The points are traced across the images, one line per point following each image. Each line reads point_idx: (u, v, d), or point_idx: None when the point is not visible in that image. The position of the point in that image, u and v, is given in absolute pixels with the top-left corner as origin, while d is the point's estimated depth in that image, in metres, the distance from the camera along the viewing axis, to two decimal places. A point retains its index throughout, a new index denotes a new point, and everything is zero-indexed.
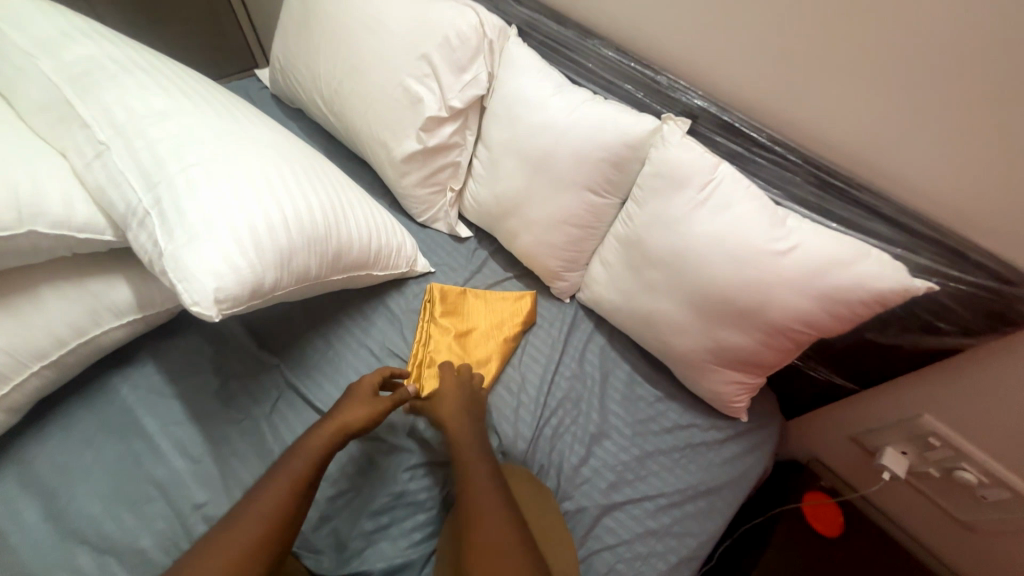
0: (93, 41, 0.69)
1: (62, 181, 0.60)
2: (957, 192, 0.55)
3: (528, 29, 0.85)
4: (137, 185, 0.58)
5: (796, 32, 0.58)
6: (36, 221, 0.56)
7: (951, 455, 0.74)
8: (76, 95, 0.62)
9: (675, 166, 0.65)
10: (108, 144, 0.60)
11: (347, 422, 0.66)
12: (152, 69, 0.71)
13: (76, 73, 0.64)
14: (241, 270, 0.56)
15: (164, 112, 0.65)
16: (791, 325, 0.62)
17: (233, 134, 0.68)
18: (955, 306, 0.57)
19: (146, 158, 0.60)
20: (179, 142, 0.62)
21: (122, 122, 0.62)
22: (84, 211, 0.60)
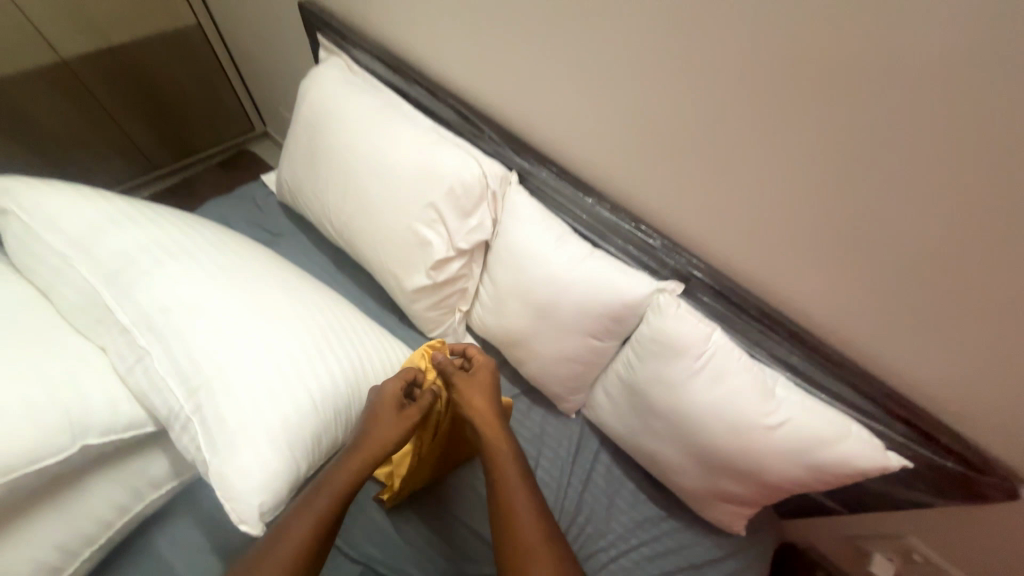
0: (123, 228, 0.73)
1: (105, 384, 0.65)
2: (923, 378, 0.61)
3: (527, 175, 0.90)
4: (179, 390, 0.63)
5: (776, 228, 0.64)
6: (86, 434, 0.61)
7: (931, 570, 0.80)
8: (114, 298, 0.67)
9: (671, 336, 0.71)
10: (148, 349, 0.65)
11: (381, 442, 0.66)
12: (179, 247, 0.76)
13: (111, 271, 0.69)
14: (280, 477, 0.62)
15: (196, 301, 0.70)
16: (782, 482, 0.68)
17: (259, 312, 0.72)
18: (928, 474, 0.64)
19: (184, 361, 0.65)
20: (212, 337, 0.67)
21: (159, 322, 0.67)
22: (128, 411, 0.65)
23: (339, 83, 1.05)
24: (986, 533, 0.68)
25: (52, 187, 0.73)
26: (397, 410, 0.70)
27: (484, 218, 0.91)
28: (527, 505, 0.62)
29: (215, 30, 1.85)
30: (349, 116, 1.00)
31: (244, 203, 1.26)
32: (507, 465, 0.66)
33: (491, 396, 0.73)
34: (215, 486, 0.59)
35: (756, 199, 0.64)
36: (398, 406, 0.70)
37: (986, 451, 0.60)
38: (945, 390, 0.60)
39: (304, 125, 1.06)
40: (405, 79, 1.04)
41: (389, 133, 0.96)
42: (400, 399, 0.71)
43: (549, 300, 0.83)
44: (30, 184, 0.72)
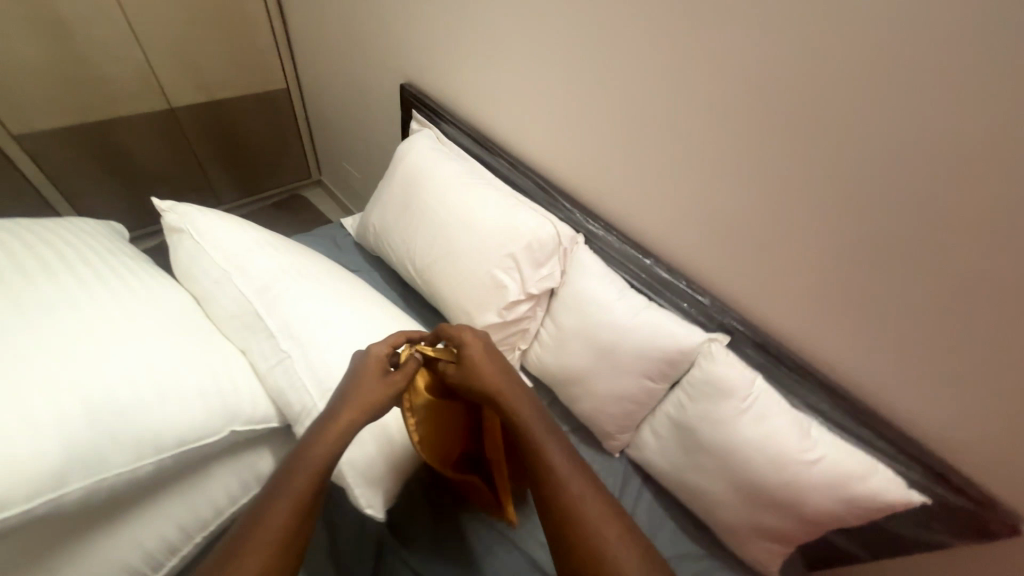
0: (268, 252, 0.88)
1: (249, 380, 0.76)
2: (936, 429, 0.74)
3: (592, 238, 1.08)
4: (314, 390, 0.75)
5: (809, 296, 0.80)
6: (233, 422, 0.71)
7: None
8: (263, 309, 0.80)
9: (721, 378, 0.84)
10: (289, 353, 0.77)
11: (363, 403, 0.70)
12: (309, 271, 0.90)
13: (260, 286, 0.82)
14: (377, 469, 0.78)
15: (325, 317, 0.82)
16: (818, 517, 0.78)
17: (375, 331, 0.85)
18: (944, 514, 0.74)
19: (318, 367, 0.76)
20: (341, 347, 0.79)
21: (298, 332, 0.79)
22: (264, 406, 0.75)
23: (433, 151, 1.26)
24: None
25: (218, 214, 0.89)
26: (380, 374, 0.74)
27: (554, 271, 1.07)
28: (560, 453, 0.71)
29: (300, 93, 2.13)
30: (441, 177, 1.20)
31: (325, 241, 1.43)
32: (531, 419, 0.74)
33: (501, 362, 0.79)
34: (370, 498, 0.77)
35: (795, 271, 0.80)
36: (384, 371, 0.74)
37: (996, 497, 0.71)
38: (954, 441, 0.73)
39: (398, 181, 1.26)
40: (489, 152, 1.25)
41: (476, 194, 1.15)
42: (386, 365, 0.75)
43: (610, 344, 0.96)
44: (200, 212, 0.89)
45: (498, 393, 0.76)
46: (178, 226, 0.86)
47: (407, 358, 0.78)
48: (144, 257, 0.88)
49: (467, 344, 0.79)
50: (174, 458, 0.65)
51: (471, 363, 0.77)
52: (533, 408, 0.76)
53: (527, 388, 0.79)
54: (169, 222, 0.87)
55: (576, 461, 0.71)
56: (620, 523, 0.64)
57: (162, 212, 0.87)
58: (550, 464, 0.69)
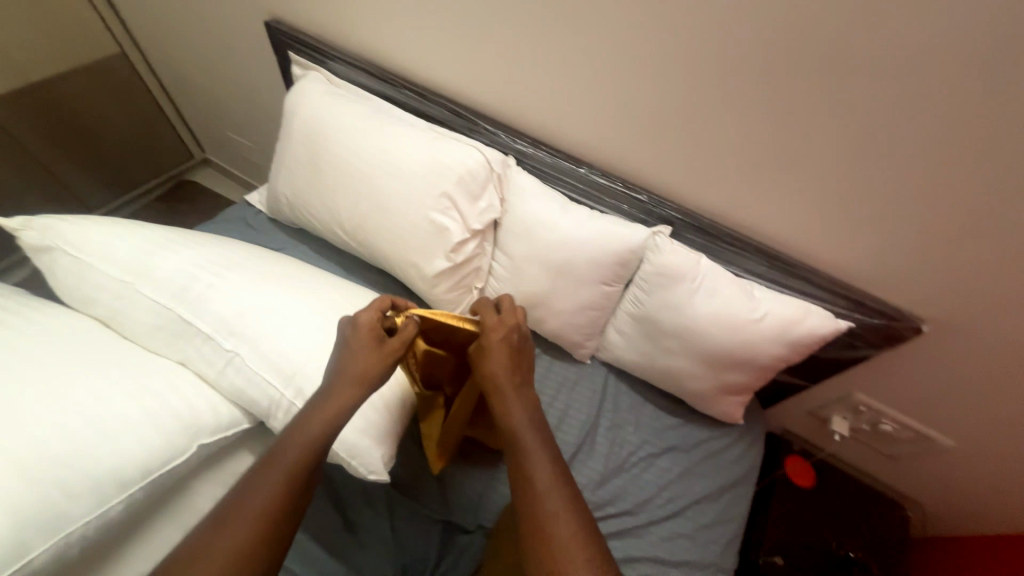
0: (171, 249, 0.77)
1: (200, 390, 0.70)
2: (852, 263, 0.84)
3: (523, 158, 1.03)
4: (278, 380, 0.70)
5: (737, 169, 0.84)
6: (200, 435, 0.66)
7: (874, 415, 1.07)
8: (189, 312, 0.71)
9: (671, 266, 0.89)
10: (236, 350, 0.70)
11: (361, 374, 0.68)
12: (228, 260, 0.80)
13: (177, 289, 0.73)
14: (373, 434, 0.75)
15: (264, 304, 0.75)
16: (770, 363, 0.89)
17: (324, 305, 0.79)
18: (866, 333, 0.87)
19: (275, 356, 0.71)
20: (292, 331, 0.74)
21: (239, 326, 0.72)
22: (227, 411, 0.70)
23: (327, 96, 1.11)
24: (907, 371, 0.94)
25: (91, 219, 0.75)
26: (374, 343, 0.70)
27: (493, 201, 1.03)
28: (543, 465, 0.66)
29: (142, 56, 1.76)
30: (345, 125, 1.07)
31: (234, 226, 1.27)
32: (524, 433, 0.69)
33: (509, 363, 0.75)
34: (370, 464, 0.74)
35: (721, 148, 0.83)
36: (377, 338, 0.71)
37: (901, 307, 0.84)
38: (866, 269, 0.84)
39: (297, 138, 1.11)
40: (391, 85, 1.12)
41: (389, 136, 1.05)
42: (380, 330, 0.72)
43: (566, 259, 0.97)
44: (68, 221, 0.74)
45: (495, 388, 0.73)
46: (45, 244, 0.72)
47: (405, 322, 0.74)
48: (15, 289, 0.73)
49: (489, 326, 0.78)
50: (146, 489, 0.61)
51: (483, 345, 0.76)
52: (529, 418, 0.71)
53: (529, 389, 0.75)
54: (31, 242, 0.72)
55: (556, 455, 0.68)
56: (580, 537, 0.58)
57: (17, 231, 0.72)
58: (528, 475, 0.65)
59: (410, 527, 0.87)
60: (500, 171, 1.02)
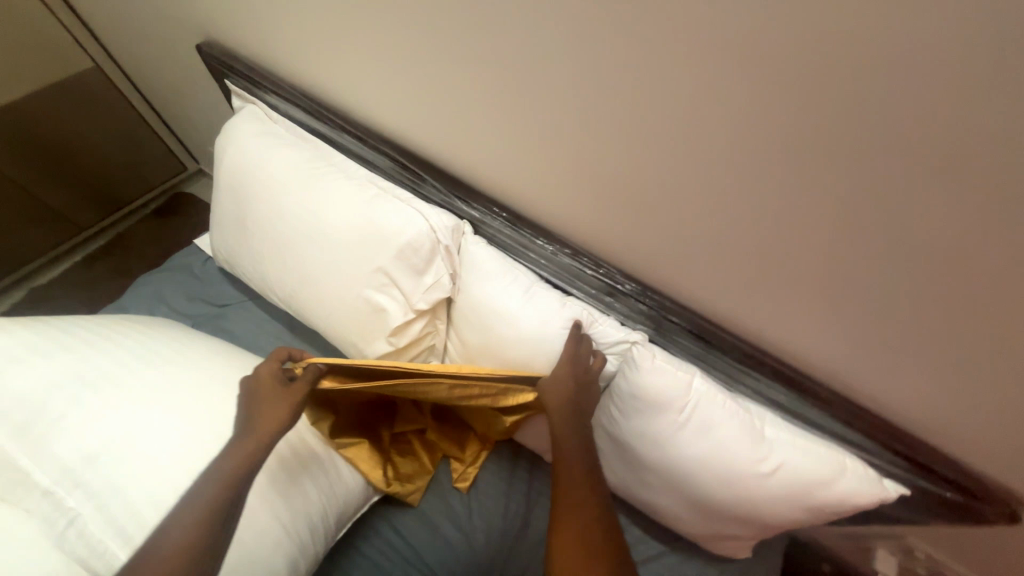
0: (26, 363, 0.65)
1: None
2: (916, 407, 0.59)
3: (480, 223, 0.82)
4: (123, 550, 0.57)
5: (749, 266, 0.60)
6: None
7: (933, 565, 0.81)
8: (27, 457, 0.59)
9: (651, 390, 0.67)
10: (79, 509, 0.58)
11: (275, 414, 0.64)
12: (99, 372, 0.67)
13: (22, 419, 0.61)
14: None
15: (125, 441, 0.62)
16: (786, 525, 0.66)
17: (200, 435, 0.65)
18: (928, 502, 0.61)
19: (122, 516, 0.58)
20: (150, 478, 0.60)
21: (88, 475, 0.60)
22: None
23: (260, 139, 0.94)
24: (992, 538, 0.68)
25: None
26: (285, 380, 0.67)
27: (440, 277, 0.82)
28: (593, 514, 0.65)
29: (120, 71, 1.66)
30: (275, 176, 0.91)
31: (181, 274, 1.15)
32: (571, 460, 0.69)
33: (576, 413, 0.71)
34: None
35: (727, 239, 0.59)
36: (281, 382, 0.66)
37: (984, 476, 0.59)
38: (937, 418, 0.58)
39: (228, 188, 0.96)
40: (330, 125, 0.93)
41: (323, 193, 0.87)
42: (282, 375, 0.68)
43: (525, 358, 0.77)
44: None
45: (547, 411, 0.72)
46: None
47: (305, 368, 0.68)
48: None
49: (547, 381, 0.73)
50: None
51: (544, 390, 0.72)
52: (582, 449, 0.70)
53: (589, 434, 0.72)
54: None
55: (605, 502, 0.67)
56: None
57: None
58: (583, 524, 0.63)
59: None
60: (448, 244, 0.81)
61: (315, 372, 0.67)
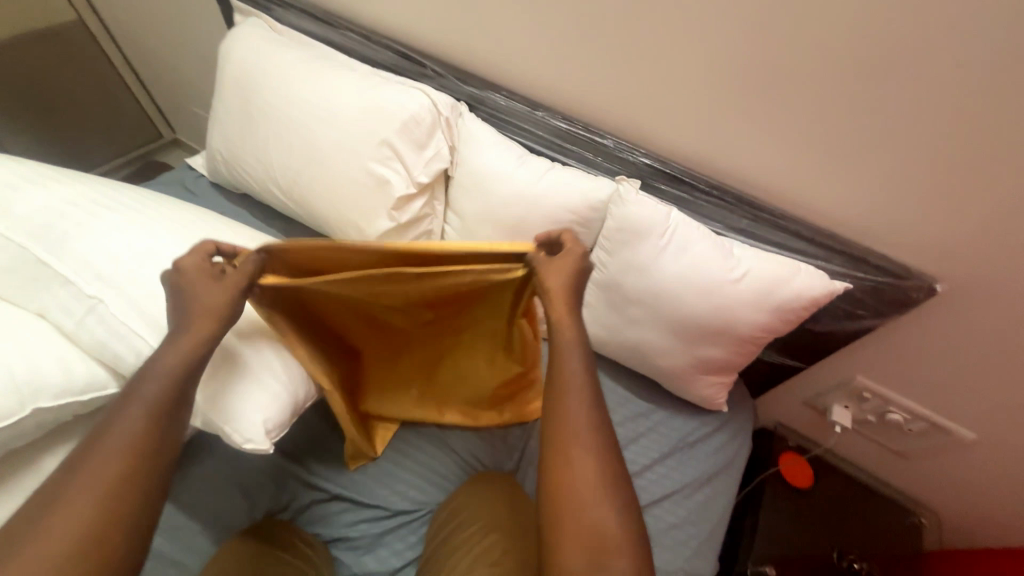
0: (43, 188, 0.68)
1: (52, 344, 0.59)
2: (849, 209, 0.71)
3: (476, 103, 0.92)
4: (143, 330, 0.59)
5: (711, 98, 0.72)
6: (38, 396, 0.55)
7: (880, 403, 0.92)
8: (49, 253, 0.62)
9: (636, 219, 0.76)
10: (100, 297, 0.60)
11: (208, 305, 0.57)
12: (112, 202, 0.70)
13: (38, 228, 0.64)
14: (254, 391, 0.66)
15: (138, 248, 0.65)
16: (755, 334, 0.76)
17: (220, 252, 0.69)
18: (867, 297, 0.73)
19: (144, 301, 0.61)
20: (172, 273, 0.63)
21: (106, 272, 0.62)
22: (82, 370, 0.59)
23: (264, 41, 1.01)
24: (920, 344, 0.80)
25: None
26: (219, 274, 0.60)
27: (441, 151, 0.91)
28: (580, 414, 0.56)
29: (102, 25, 1.69)
30: (281, 70, 0.97)
31: (171, 189, 1.17)
32: (574, 412, 0.56)
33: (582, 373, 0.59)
34: (248, 435, 0.63)
35: (690, 75, 0.72)
36: (211, 274, 0.59)
37: (911, 266, 0.71)
38: (866, 218, 0.70)
39: (233, 87, 1.01)
40: (336, 30, 1.02)
41: (329, 81, 0.94)
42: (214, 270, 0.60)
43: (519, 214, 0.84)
44: None
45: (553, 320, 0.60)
46: None
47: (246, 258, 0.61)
48: None
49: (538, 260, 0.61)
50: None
51: (545, 281, 0.60)
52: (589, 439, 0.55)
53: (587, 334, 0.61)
54: None
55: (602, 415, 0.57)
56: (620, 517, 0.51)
57: None
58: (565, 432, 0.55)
59: (338, 515, 0.77)
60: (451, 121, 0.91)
61: (254, 262, 0.61)
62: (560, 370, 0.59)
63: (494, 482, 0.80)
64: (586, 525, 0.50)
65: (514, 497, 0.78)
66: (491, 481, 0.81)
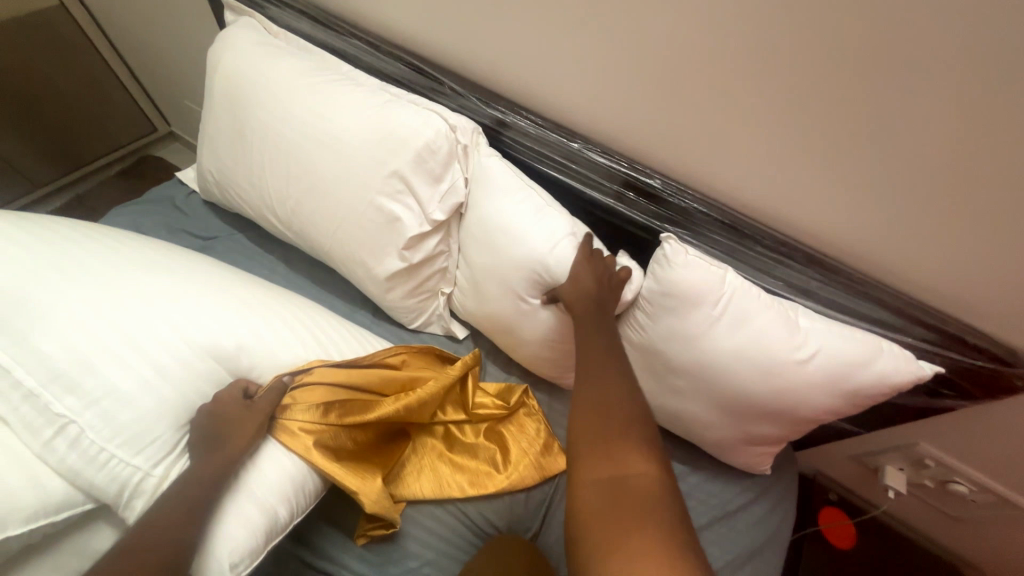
0: (7, 263, 0.62)
1: (22, 458, 0.55)
2: (946, 280, 0.59)
3: (499, 127, 0.80)
4: (130, 456, 0.57)
5: (786, 142, 0.59)
6: (7, 525, 0.50)
7: (943, 471, 0.83)
8: (11, 356, 0.57)
9: (684, 283, 0.65)
10: (73, 417, 0.57)
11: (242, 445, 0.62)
12: (90, 276, 0.64)
13: (4, 321, 0.59)
14: (225, 519, 0.59)
15: (120, 349, 0.60)
16: (820, 414, 0.66)
17: (200, 346, 0.65)
18: (956, 378, 0.62)
19: (124, 418, 0.58)
20: (152, 384, 0.60)
21: (79, 383, 0.58)
22: (57, 487, 0.55)
23: (258, 46, 0.88)
24: (1005, 423, 0.70)
25: None
26: (245, 401, 0.65)
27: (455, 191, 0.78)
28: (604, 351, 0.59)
29: (86, 12, 1.55)
30: (277, 84, 0.85)
31: (161, 206, 1.07)
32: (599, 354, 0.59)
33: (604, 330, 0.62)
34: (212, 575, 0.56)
35: (762, 114, 0.59)
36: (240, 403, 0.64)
37: (1013, 346, 0.60)
38: (968, 291, 0.59)
39: (223, 99, 0.90)
40: (338, 35, 0.89)
41: (330, 99, 0.82)
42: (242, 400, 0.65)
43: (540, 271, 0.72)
44: None
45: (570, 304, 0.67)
46: None
47: (267, 387, 0.67)
48: None
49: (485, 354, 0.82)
50: None
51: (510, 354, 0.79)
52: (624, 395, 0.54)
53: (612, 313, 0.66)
54: None
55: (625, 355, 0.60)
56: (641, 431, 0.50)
57: None
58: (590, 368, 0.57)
59: None
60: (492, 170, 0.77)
61: (277, 389, 0.68)
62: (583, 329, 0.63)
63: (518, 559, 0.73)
64: (607, 458, 0.47)
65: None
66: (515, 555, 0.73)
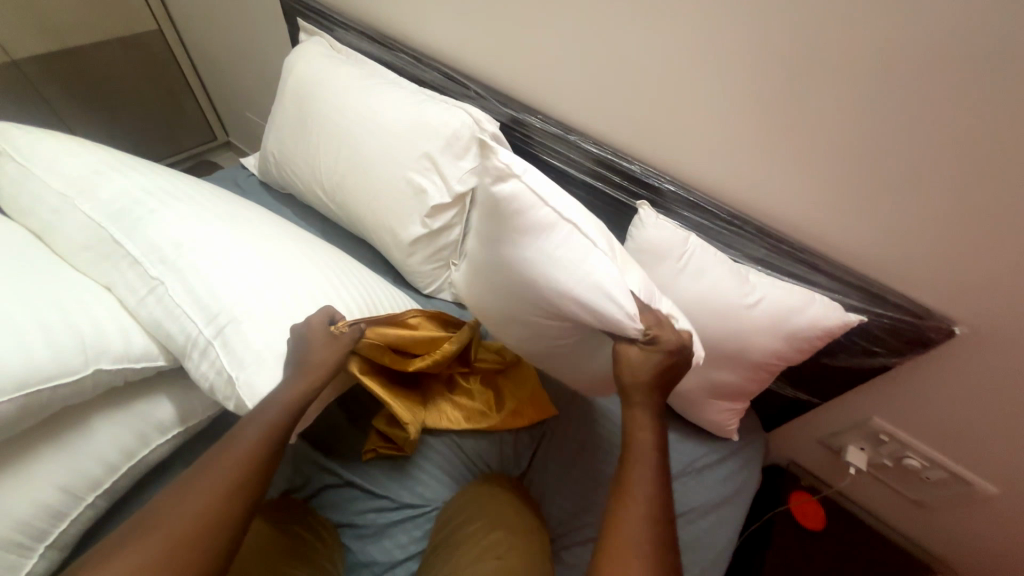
0: (122, 175, 0.77)
1: (117, 317, 0.67)
2: (866, 246, 0.73)
3: (513, 124, 0.98)
4: (199, 319, 0.67)
5: (739, 133, 0.75)
6: (100, 359, 0.61)
7: (898, 447, 0.90)
8: (124, 233, 0.70)
9: (655, 242, 0.79)
10: (162, 279, 0.68)
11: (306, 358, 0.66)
12: (186, 195, 0.79)
13: (119, 210, 0.72)
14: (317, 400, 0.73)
15: (208, 240, 0.73)
16: (768, 361, 0.77)
17: (263, 250, 0.76)
18: (884, 334, 0.74)
19: (201, 290, 0.68)
20: (227, 267, 0.71)
21: (170, 257, 0.69)
22: (140, 343, 0.66)
23: (326, 57, 1.10)
24: (938, 389, 0.79)
25: (64, 140, 0.79)
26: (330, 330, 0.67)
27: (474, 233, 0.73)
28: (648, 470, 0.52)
29: (177, 36, 1.85)
30: (338, 83, 1.06)
31: (224, 185, 1.27)
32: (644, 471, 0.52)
33: (655, 423, 0.56)
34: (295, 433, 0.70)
35: (719, 112, 0.75)
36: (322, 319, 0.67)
37: (925, 305, 0.72)
38: (884, 257, 0.72)
39: (291, 95, 1.11)
40: (390, 51, 1.11)
41: (378, 97, 1.02)
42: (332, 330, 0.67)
43: (591, 318, 0.59)
44: (43, 142, 0.77)
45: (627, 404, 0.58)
46: None
47: (348, 326, 0.68)
48: None
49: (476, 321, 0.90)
50: (24, 405, 0.55)
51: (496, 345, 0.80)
52: (648, 524, 0.48)
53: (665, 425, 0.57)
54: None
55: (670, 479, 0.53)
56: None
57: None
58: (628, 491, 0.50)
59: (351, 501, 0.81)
60: (529, 201, 0.60)
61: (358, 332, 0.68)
62: (630, 437, 0.55)
63: (499, 486, 0.81)
64: None
65: (517, 503, 0.78)
66: (499, 481, 0.82)
